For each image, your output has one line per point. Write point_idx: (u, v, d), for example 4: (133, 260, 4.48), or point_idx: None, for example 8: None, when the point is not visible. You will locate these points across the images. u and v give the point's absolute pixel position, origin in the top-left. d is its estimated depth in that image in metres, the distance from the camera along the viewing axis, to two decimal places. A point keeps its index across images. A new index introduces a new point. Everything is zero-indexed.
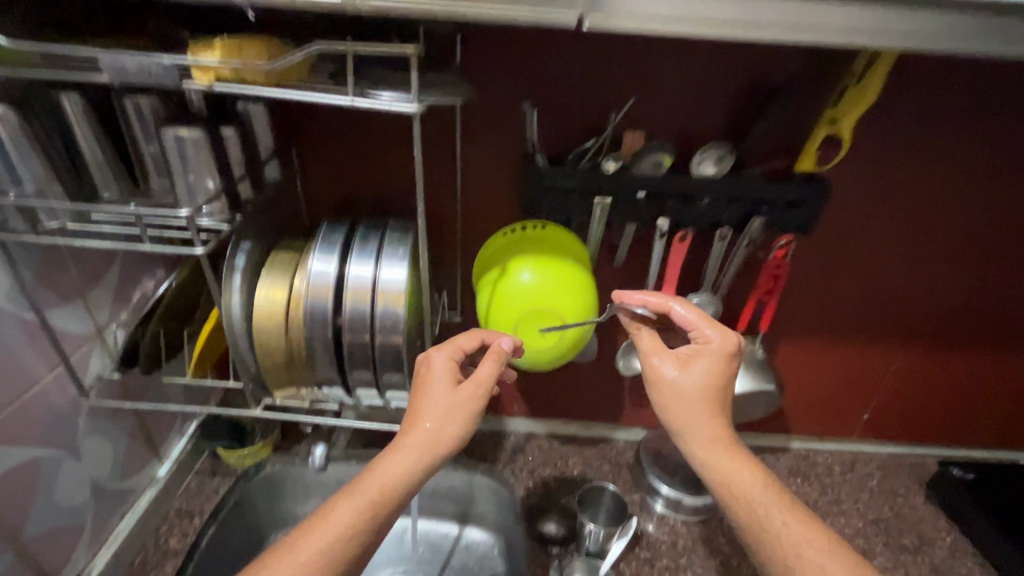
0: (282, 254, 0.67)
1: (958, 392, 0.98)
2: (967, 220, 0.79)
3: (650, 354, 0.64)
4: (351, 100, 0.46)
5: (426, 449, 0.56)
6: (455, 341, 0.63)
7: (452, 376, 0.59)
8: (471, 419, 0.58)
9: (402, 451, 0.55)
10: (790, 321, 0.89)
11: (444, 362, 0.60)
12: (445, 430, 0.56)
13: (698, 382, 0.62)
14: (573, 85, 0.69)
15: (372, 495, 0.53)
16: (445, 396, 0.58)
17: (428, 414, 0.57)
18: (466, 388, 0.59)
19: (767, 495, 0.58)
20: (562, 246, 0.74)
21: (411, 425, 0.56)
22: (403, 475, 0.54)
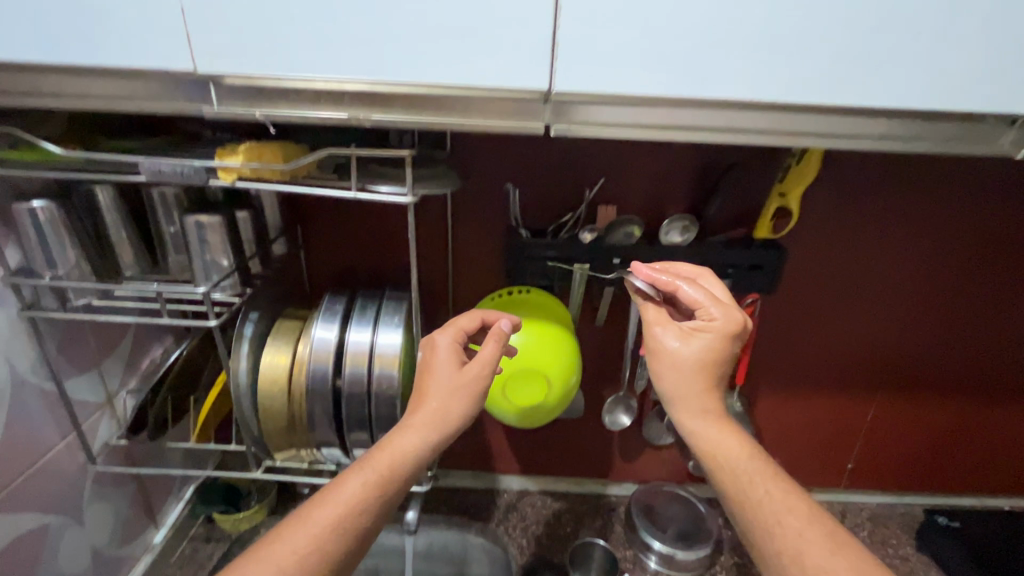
0: (287, 323, 0.73)
1: (935, 440, 1.01)
2: (919, 280, 0.85)
3: (651, 322, 0.61)
4: (355, 194, 0.54)
5: (435, 426, 0.58)
6: (456, 322, 0.67)
7: (453, 357, 0.63)
8: (474, 398, 0.61)
9: (412, 428, 0.57)
10: (766, 375, 0.94)
11: (447, 343, 0.64)
12: (453, 408, 0.59)
13: (693, 357, 0.58)
14: (550, 167, 0.78)
15: (382, 469, 0.54)
16: (451, 374, 0.61)
17: (436, 393, 0.60)
18: (471, 368, 0.61)
19: (750, 464, 0.55)
20: (547, 307, 0.80)
21: (420, 405, 0.60)
22: (412, 450, 0.56)
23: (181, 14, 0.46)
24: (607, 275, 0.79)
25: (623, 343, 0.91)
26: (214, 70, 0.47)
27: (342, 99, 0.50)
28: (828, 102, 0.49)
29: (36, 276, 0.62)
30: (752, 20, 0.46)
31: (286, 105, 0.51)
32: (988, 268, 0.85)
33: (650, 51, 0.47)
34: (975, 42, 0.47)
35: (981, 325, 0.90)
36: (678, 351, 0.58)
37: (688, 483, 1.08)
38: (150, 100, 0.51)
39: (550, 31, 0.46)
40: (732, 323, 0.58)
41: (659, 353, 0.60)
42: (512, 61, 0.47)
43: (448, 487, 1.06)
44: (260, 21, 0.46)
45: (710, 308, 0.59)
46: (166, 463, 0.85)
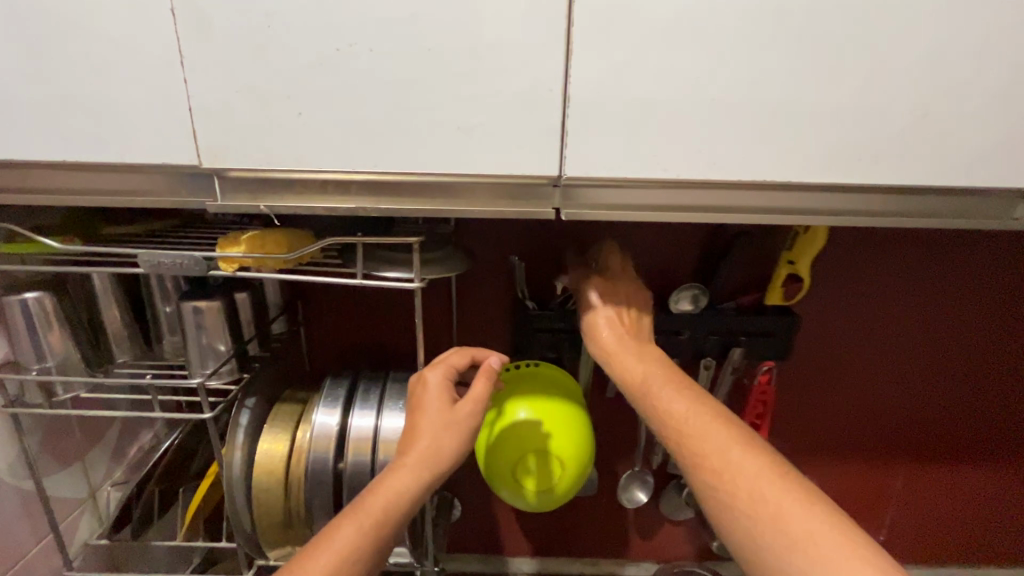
0: (286, 406, 0.69)
1: (969, 502, 0.95)
2: (929, 336, 0.83)
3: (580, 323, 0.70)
4: (360, 282, 0.52)
5: (427, 464, 0.54)
6: (445, 360, 0.62)
7: (444, 395, 0.59)
8: (467, 438, 0.57)
9: (400, 467, 0.54)
10: (785, 443, 0.89)
11: (436, 381, 0.59)
12: (444, 445, 0.55)
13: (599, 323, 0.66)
14: (556, 240, 0.78)
15: (375, 512, 0.50)
16: (440, 412, 0.57)
17: (427, 431, 0.56)
18: (463, 407, 0.58)
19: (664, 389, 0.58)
20: (558, 380, 0.77)
21: (411, 445, 0.56)
22: (405, 491, 0.52)
23: (188, 113, 0.46)
24: None
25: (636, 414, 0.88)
26: (219, 164, 0.47)
27: (350, 189, 0.49)
28: (839, 180, 0.49)
29: (23, 370, 0.59)
30: (756, 107, 0.47)
31: (292, 197, 0.50)
32: (1004, 324, 0.82)
33: (657, 137, 0.47)
34: (979, 122, 0.47)
35: (1004, 384, 0.86)
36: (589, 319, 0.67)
37: (710, 561, 1.01)
38: (153, 195, 0.50)
39: (559, 120, 0.47)
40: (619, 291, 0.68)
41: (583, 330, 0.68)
42: (522, 149, 0.47)
43: (454, 574, 0.98)
44: (268, 117, 0.46)
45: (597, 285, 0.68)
46: None
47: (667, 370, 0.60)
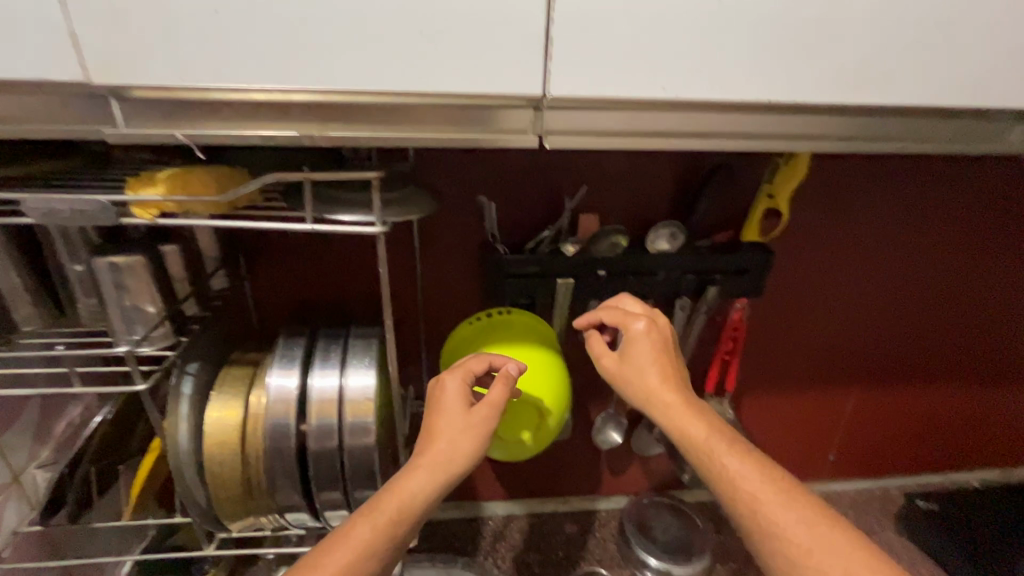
0: (235, 369, 0.62)
1: (911, 423, 1.02)
2: (891, 275, 0.85)
3: (597, 363, 0.64)
4: (311, 226, 0.45)
5: (442, 467, 0.51)
6: (465, 364, 0.58)
7: (463, 399, 0.55)
8: (485, 445, 0.54)
9: (417, 472, 0.50)
10: (752, 377, 0.91)
11: (456, 388, 0.56)
12: (461, 451, 0.52)
13: (648, 364, 0.60)
14: (527, 178, 0.72)
15: (390, 516, 0.48)
16: (460, 417, 0.54)
17: (444, 433, 0.53)
18: (480, 411, 0.54)
19: (717, 442, 0.55)
20: (531, 327, 0.74)
21: (427, 446, 0.52)
22: (420, 494, 0.50)
23: (59, 7, 0.35)
24: (592, 289, 0.74)
25: None
26: (114, 81, 0.37)
27: (291, 112, 0.41)
28: (845, 101, 0.45)
29: None
30: (765, 13, 0.41)
31: (216, 126, 0.41)
32: (959, 257, 0.85)
33: (654, 50, 0.41)
34: (995, 35, 0.44)
35: (960, 313, 0.91)
36: (631, 364, 0.61)
37: (676, 490, 1.05)
38: (32, 120, 0.39)
39: (543, 27, 0.39)
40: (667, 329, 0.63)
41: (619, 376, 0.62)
42: (498, 63, 0.40)
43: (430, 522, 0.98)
44: (175, 19, 0.36)
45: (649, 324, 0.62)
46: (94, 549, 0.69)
47: (719, 421, 0.57)
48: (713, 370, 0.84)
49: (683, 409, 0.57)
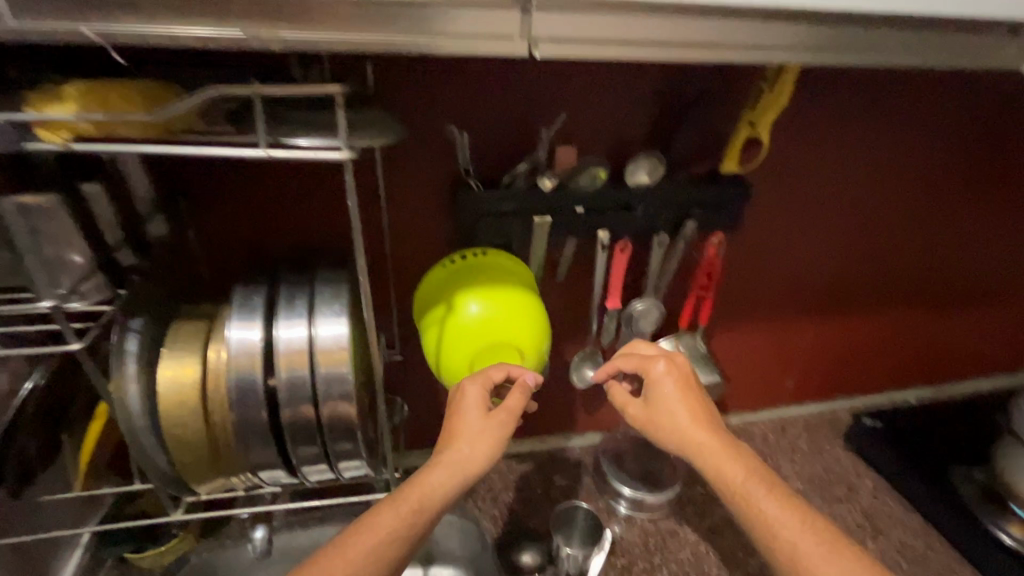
0: (186, 324, 0.56)
1: (863, 348, 1.08)
2: (854, 206, 0.86)
3: (624, 410, 0.68)
4: (266, 151, 0.39)
5: (460, 467, 0.57)
6: (486, 371, 0.62)
7: (482, 405, 0.60)
8: (499, 447, 0.59)
9: (438, 469, 0.57)
10: (722, 311, 0.93)
11: (475, 393, 0.60)
12: (478, 452, 0.58)
13: (675, 403, 0.65)
14: (500, 105, 0.66)
15: (411, 508, 0.55)
16: (478, 421, 0.59)
17: (464, 436, 0.58)
18: (498, 416, 0.60)
19: (753, 485, 0.60)
20: (507, 268, 0.70)
21: (448, 447, 0.58)
22: (441, 490, 0.56)
23: None
24: (570, 226, 0.71)
25: (586, 297, 0.84)
26: None
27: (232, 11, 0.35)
28: (850, 8, 0.42)
29: None
30: None
31: (136, 21, 0.34)
32: (918, 187, 0.87)
33: None
34: None
35: (916, 242, 0.94)
36: (657, 409, 0.66)
37: None
38: None
39: None
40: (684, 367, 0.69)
41: (645, 421, 0.67)
42: None
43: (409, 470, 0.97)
44: None
45: (670, 361, 0.68)
46: (53, 522, 0.66)
47: (752, 461, 0.62)
48: (688, 307, 0.84)
49: (715, 450, 0.62)
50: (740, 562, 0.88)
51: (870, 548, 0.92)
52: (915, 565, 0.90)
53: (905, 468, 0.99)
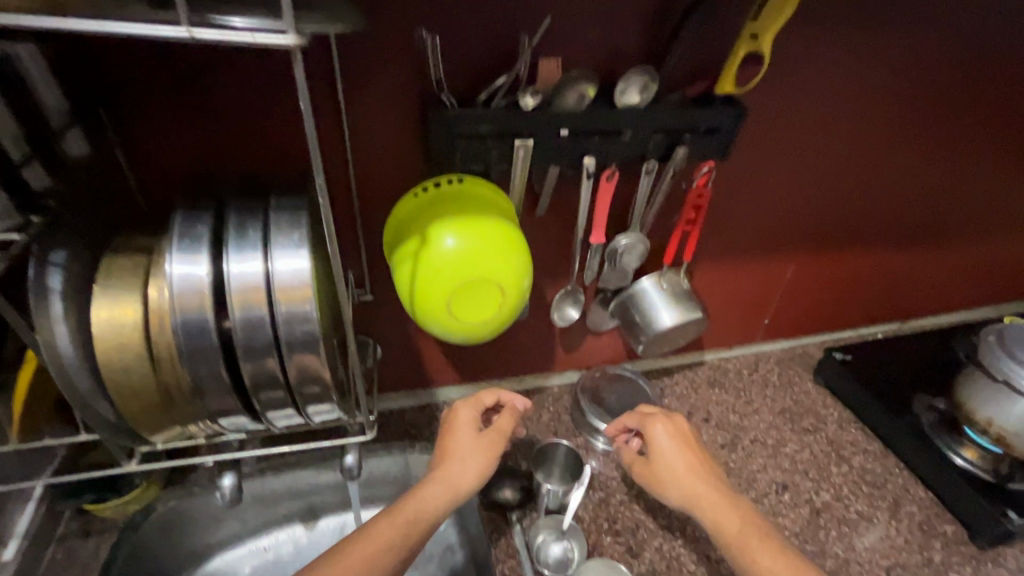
0: (121, 260, 0.50)
1: (839, 285, 1.08)
2: (842, 136, 0.83)
3: (632, 467, 0.76)
4: (188, 32, 0.31)
5: (453, 480, 0.64)
6: (478, 397, 0.74)
7: (473, 424, 0.70)
8: (489, 463, 0.67)
9: (435, 482, 0.64)
10: (704, 246, 0.91)
11: (467, 415, 0.71)
12: (471, 466, 0.66)
13: (672, 458, 0.72)
14: (475, 8, 0.58)
15: (408, 519, 0.60)
16: (471, 439, 0.69)
17: (457, 453, 0.67)
18: (489, 436, 0.69)
19: (747, 533, 0.65)
20: (484, 198, 0.64)
21: (443, 463, 0.66)
22: (435, 501, 0.62)
23: None
24: (553, 151, 0.66)
25: (568, 232, 0.80)
26: None
27: None
28: None
29: None
30: None
31: None
32: (908, 116, 0.84)
33: None
34: None
35: (901, 178, 0.93)
36: (656, 467, 0.72)
37: (626, 362, 1.07)
38: None
39: None
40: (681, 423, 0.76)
41: (647, 472, 0.73)
42: None
43: (384, 413, 0.95)
44: None
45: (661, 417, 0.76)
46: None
47: (744, 509, 0.67)
48: (673, 240, 0.81)
49: (712, 502, 0.68)
50: None
51: (834, 473, 0.96)
52: (874, 486, 0.95)
53: (870, 399, 1.01)
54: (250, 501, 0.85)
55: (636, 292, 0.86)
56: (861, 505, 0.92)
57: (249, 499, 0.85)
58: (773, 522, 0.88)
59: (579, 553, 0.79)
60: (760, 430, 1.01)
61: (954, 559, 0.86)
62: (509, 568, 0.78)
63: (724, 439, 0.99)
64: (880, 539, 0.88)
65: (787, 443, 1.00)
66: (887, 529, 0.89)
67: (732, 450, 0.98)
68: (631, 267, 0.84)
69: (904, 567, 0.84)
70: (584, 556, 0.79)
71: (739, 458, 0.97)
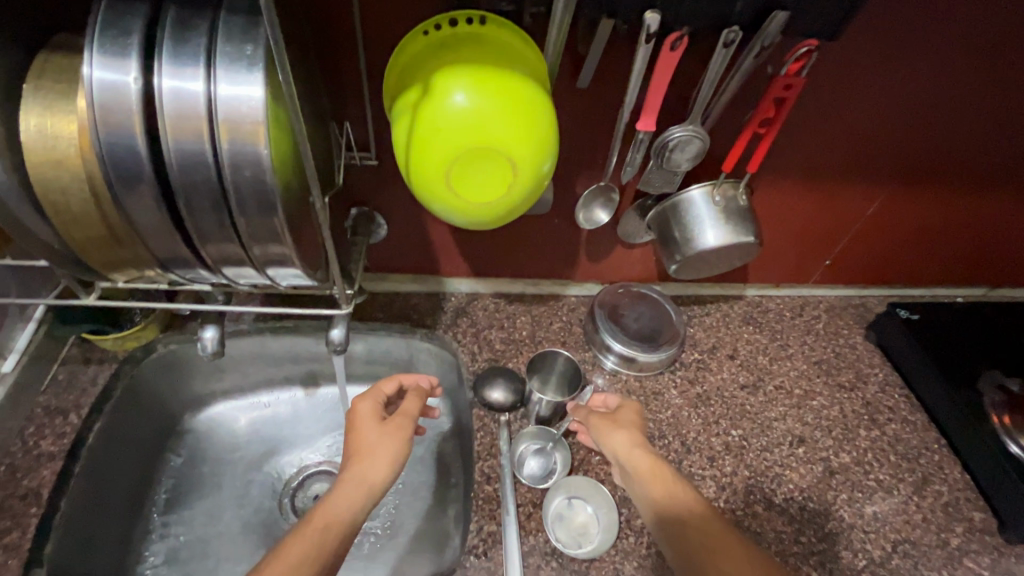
0: (57, 62, 0.42)
1: (925, 232, 0.91)
2: (992, 30, 0.62)
3: (586, 412, 0.75)
4: None
5: (366, 478, 0.59)
6: (376, 388, 0.69)
7: (376, 415, 0.65)
8: (400, 448, 0.63)
9: (346, 485, 0.58)
10: (774, 157, 0.76)
11: (368, 406, 0.66)
12: (380, 456, 0.61)
13: (630, 423, 0.73)
14: None
15: (318, 526, 0.54)
16: (375, 429, 0.63)
17: (365, 448, 0.62)
18: (395, 420, 0.65)
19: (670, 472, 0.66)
20: (507, 48, 0.52)
21: (353, 461, 0.60)
22: (349, 504, 0.56)
23: None
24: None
25: (612, 114, 0.66)
26: None
27: None
28: None
29: None
30: None
31: None
32: None
33: None
34: None
35: None
36: (615, 419, 0.73)
37: (655, 283, 0.96)
38: None
39: None
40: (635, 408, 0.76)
41: (600, 420, 0.73)
42: None
43: (386, 293, 0.90)
44: None
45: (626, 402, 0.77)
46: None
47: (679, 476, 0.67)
48: (740, 143, 0.67)
49: (652, 464, 0.67)
50: (719, 431, 0.84)
51: (860, 437, 0.87)
52: (903, 458, 0.85)
53: (927, 367, 0.88)
54: (244, 357, 0.84)
55: (681, 203, 0.73)
56: (883, 475, 0.83)
57: (242, 356, 0.84)
58: (778, 475, 0.81)
59: (562, 467, 0.76)
60: (788, 378, 0.91)
61: (973, 547, 0.78)
62: (488, 466, 0.75)
63: (745, 380, 0.90)
64: (895, 512, 0.80)
65: (815, 397, 0.90)
66: (906, 503, 0.81)
67: (752, 393, 0.89)
68: (683, 168, 0.70)
69: (914, 544, 0.77)
70: (567, 471, 0.76)
71: (758, 402, 0.88)
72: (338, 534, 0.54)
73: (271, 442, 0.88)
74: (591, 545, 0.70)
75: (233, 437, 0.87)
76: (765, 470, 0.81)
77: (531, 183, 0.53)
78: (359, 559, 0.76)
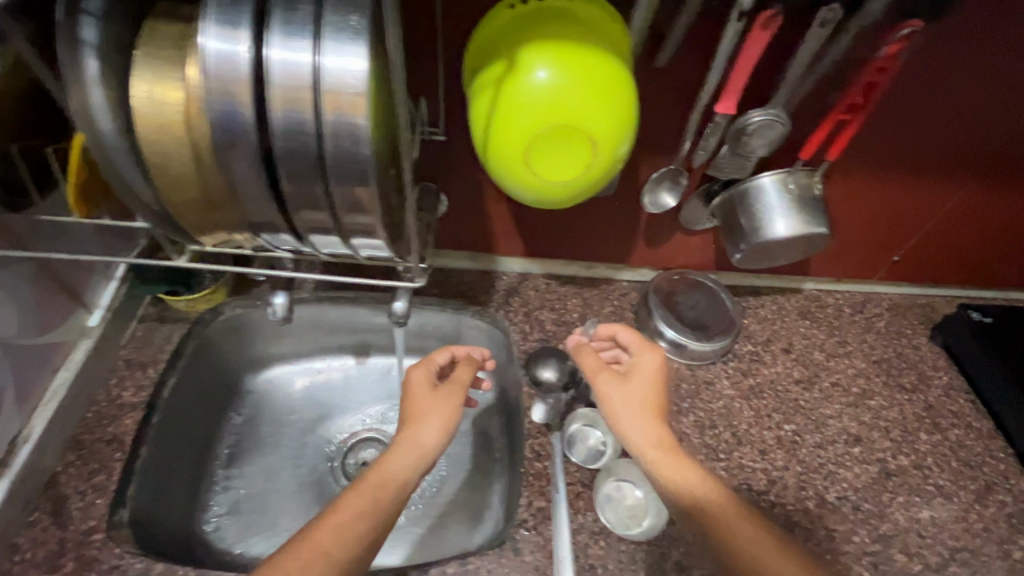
0: (164, 29, 0.43)
1: (1008, 228, 0.86)
2: None
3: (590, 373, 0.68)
4: None
5: (420, 442, 0.61)
6: (429, 357, 0.70)
7: (429, 383, 0.67)
8: (452, 414, 0.64)
9: (401, 447, 0.60)
10: (854, 145, 0.72)
11: (421, 375, 0.68)
12: (433, 421, 0.63)
13: (643, 392, 0.65)
14: None
15: (375, 484, 0.56)
16: (429, 396, 0.65)
17: (418, 413, 0.64)
18: (447, 388, 0.66)
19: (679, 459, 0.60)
20: (594, 25, 0.51)
21: (407, 425, 0.63)
22: (403, 464, 0.59)
23: None
24: None
25: (688, 95, 0.64)
26: None
27: None
28: None
29: None
30: None
31: None
32: None
33: None
34: None
35: None
36: (616, 389, 0.65)
37: (710, 272, 0.94)
38: None
39: None
40: (651, 367, 0.67)
41: (602, 390, 0.66)
42: None
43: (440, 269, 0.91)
44: None
45: (643, 352, 0.68)
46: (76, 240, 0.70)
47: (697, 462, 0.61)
48: (823, 129, 0.64)
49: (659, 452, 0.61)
50: (771, 425, 0.83)
51: (920, 441, 0.84)
52: (966, 465, 0.82)
53: (1000, 373, 0.84)
54: (304, 324, 0.88)
55: (752, 189, 0.71)
56: (943, 480, 0.80)
57: (302, 322, 0.87)
58: (832, 472, 0.80)
59: (612, 449, 0.76)
60: (846, 376, 0.89)
61: None
62: (538, 444, 0.77)
63: (800, 375, 0.88)
64: (954, 519, 0.77)
65: (873, 397, 0.87)
66: (966, 511, 0.78)
67: (807, 389, 0.87)
68: (758, 153, 0.67)
69: (972, 553, 0.75)
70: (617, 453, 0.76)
71: (813, 398, 0.86)
72: (400, 497, 0.56)
73: (326, 407, 0.91)
74: (639, 528, 0.70)
75: (290, 400, 0.90)
76: (818, 467, 0.80)
77: (609, 164, 0.53)
78: (404, 524, 0.78)
